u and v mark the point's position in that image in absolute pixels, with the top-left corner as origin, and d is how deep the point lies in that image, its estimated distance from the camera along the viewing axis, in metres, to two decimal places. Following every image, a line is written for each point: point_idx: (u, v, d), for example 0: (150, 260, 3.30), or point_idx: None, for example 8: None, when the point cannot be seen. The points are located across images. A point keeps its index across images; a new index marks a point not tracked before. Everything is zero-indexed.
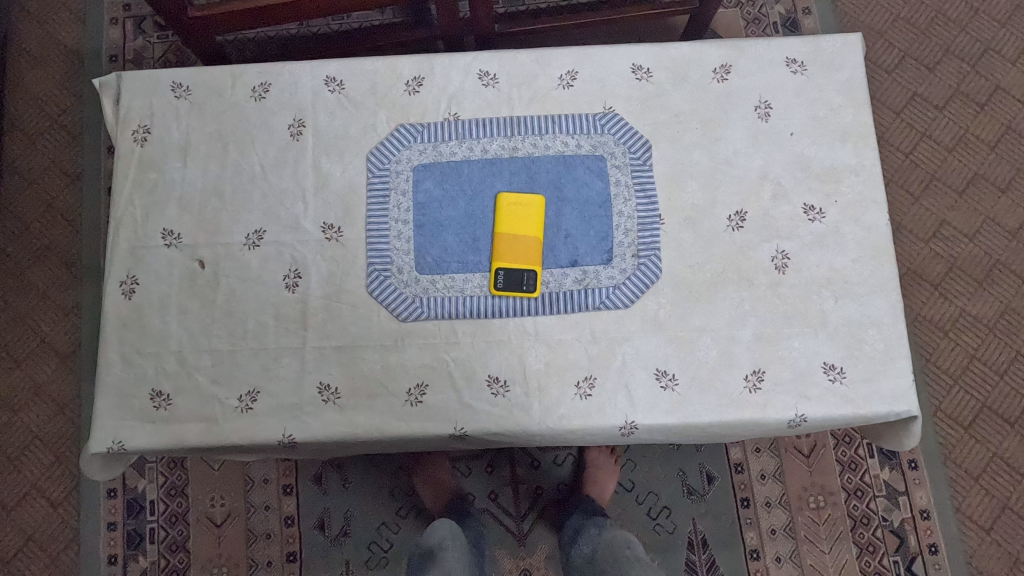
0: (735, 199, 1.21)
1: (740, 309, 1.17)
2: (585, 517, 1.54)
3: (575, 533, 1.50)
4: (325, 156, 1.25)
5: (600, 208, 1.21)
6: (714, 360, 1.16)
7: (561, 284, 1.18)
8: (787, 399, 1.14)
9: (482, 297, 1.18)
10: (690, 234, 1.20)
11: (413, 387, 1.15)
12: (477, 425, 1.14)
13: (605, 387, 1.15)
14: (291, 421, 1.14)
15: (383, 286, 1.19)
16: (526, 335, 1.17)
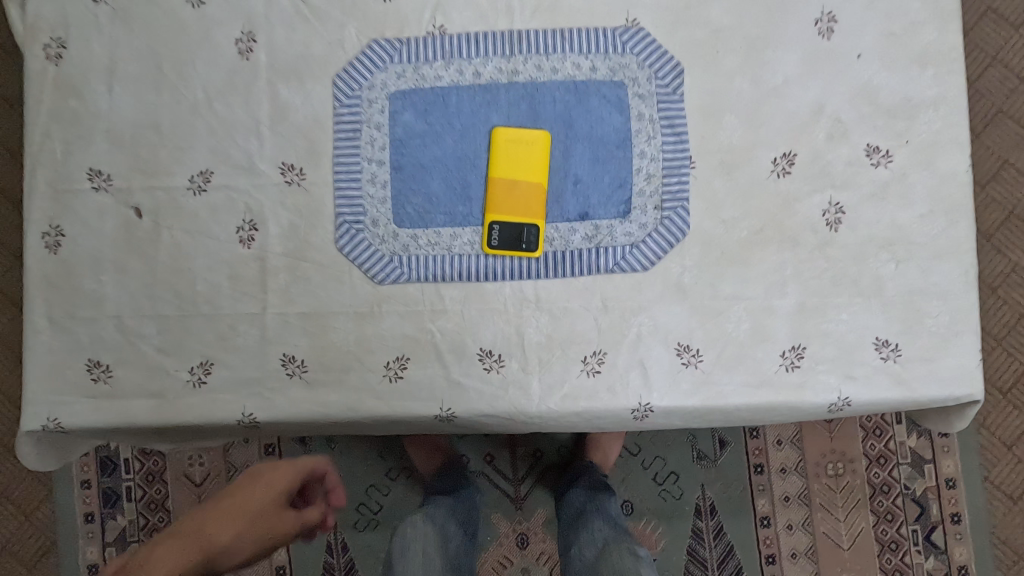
0: (784, 140, 0.99)
1: (781, 274, 0.98)
2: (589, 494, 1.34)
3: (578, 513, 1.31)
4: (282, 80, 1.01)
5: (618, 149, 1.00)
6: (746, 334, 0.98)
7: (568, 241, 0.99)
8: (829, 380, 0.97)
9: (474, 256, 0.99)
10: (726, 182, 0.99)
11: (392, 361, 0.99)
12: (467, 406, 0.98)
13: (617, 364, 0.98)
14: (253, 399, 0.99)
15: (356, 242, 1.00)
16: (526, 304, 0.99)
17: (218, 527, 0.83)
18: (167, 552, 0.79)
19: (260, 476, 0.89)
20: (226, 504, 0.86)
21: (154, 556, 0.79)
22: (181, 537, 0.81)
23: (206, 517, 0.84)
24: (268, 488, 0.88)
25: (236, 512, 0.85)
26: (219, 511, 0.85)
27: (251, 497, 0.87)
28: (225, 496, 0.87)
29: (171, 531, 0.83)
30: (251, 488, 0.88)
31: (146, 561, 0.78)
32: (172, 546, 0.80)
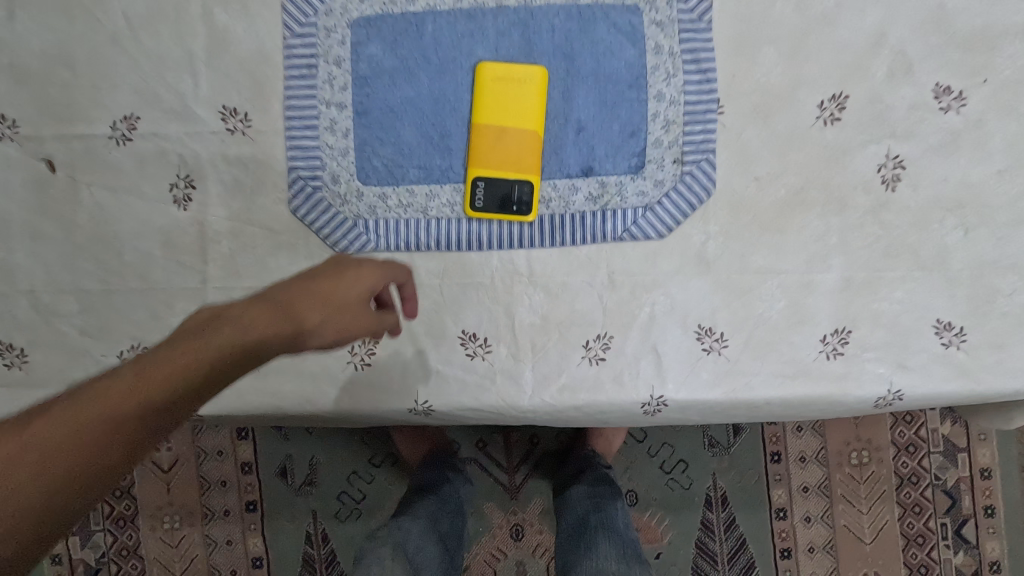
0: (835, 78, 0.81)
1: (824, 244, 0.81)
2: (595, 508, 1.14)
3: (580, 529, 1.11)
4: (220, 3, 0.83)
5: (630, 89, 0.81)
6: (780, 315, 0.82)
7: (568, 203, 0.82)
8: (878, 370, 0.81)
9: (454, 221, 0.82)
10: (762, 131, 0.81)
11: (358, 345, 0.83)
12: (446, 399, 0.83)
13: (624, 350, 0.82)
14: None
15: (312, 203, 0.83)
16: (516, 278, 0.83)
17: (310, 310, 0.62)
18: (250, 320, 0.59)
19: (356, 266, 0.67)
20: (318, 285, 0.64)
21: (232, 321, 0.58)
22: (262, 312, 0.60)
23: (293, 292, 0.63)
24: (363, 279, 0.66)
25: (329, 296, 0.64)
26: (308, 288, 0.63)
27: (345, 284, 0.65)
28: (317, 275, 0.65)
29: (250, 298, 0.62)
30: (343, 273, 0.66)
31: (222, 326, 0.57)
32: (254, 313, 0.59)
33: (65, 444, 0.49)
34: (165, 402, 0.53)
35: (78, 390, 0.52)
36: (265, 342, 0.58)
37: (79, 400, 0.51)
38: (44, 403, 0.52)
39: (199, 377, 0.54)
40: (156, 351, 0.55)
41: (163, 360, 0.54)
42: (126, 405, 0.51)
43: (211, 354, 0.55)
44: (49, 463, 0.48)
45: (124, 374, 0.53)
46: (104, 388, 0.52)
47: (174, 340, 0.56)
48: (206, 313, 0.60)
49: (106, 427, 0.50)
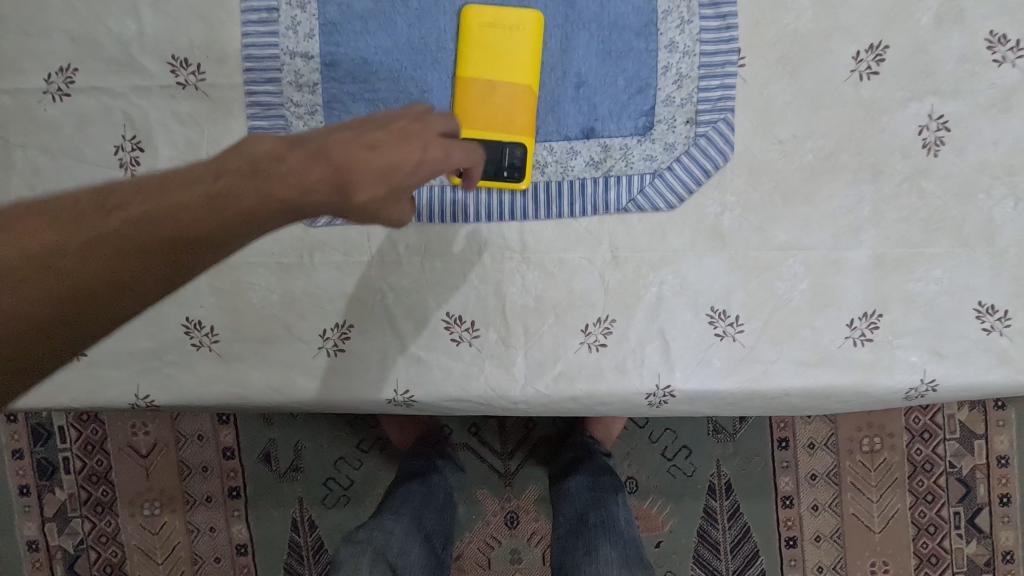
0: (872, 26, 0.71)
1: (854, 217, 0.72)
2: (592, 497, 1.07)
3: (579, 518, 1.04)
4: None
5: (637, 38, 0.71)
6: (803, 296, 0.73)
7: (565, 168, 0.73)
8: (911, 358, 0.73)
9: (437, 189, 0.73)
10: (787, 87, 0.71)
11: (331, 329, 0.74)
12: (430, 388, 0.74)
13: (627, 335, 0.74)
14: (147, 376, 0.75)
15: None
16: (507, 254, 0.74)
17: (364, 181, 0.52)
18: (303, 176, 0.50)
19: (427, 138, 0.57)
20: (381, 154, 0.53)
21: (285, 171, 0.50)
22: (317, 170, 0.51)
23: (354, 151, 0.53)
24: (432, 155, 0.56)
25: (390, 169, 0.54)
26: (367, 157, 0.52)
27: (411, 157, 0.55)
28: (384, 140, 0.55)
29: (307, 147, 0.52)
30: (409, 143, 0.55)
31: (278, 173, 0.50)
32: (309, 169, 0.50)
33: (112, 267, 0.45)
34: (210, 244, 0.48)
35: (125, 205, 0.47)
36: (310, 202, 0.50)
37: (130, 223, 0.46)
38: (88, 207, 0.46)
39: (247, 226, 0.49)
40: (206, 185, 0.48)
41: (214, 200, 0.48)
42: (172, 240, 0.47)
43: (261, 206, 0.49)
44: (91, 285, 0.44)
45: (172, 204, 0.47)
46: (154, 215, 0.46)
47: (228, 173, 0.49)
48: (264, 146, 0.51)
49: (153, 259, 0.46)
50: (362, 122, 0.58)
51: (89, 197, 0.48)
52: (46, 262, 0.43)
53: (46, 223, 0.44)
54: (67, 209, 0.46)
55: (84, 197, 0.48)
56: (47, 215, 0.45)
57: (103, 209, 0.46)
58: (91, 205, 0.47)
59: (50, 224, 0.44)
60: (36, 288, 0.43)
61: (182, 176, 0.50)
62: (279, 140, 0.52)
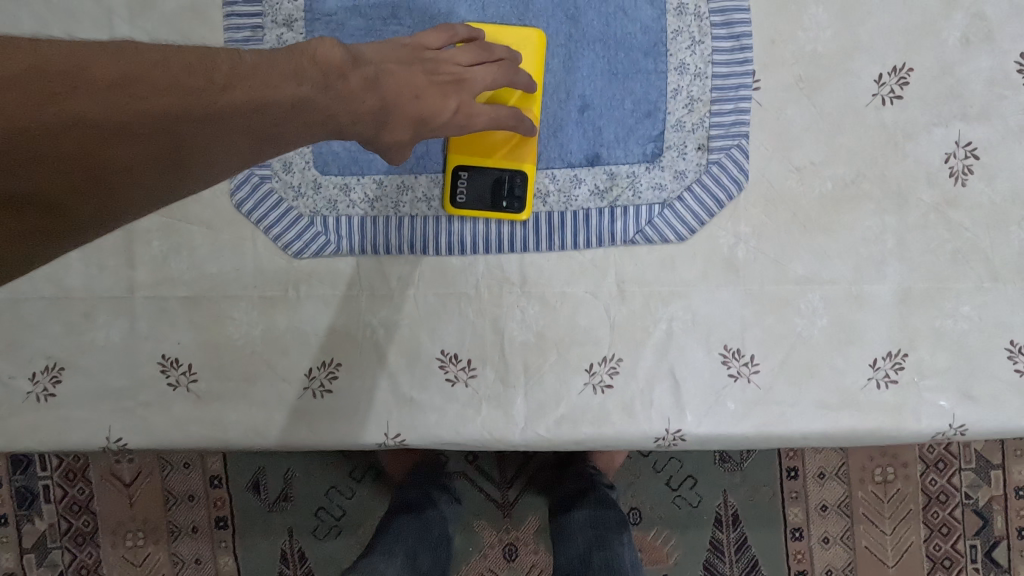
0: (895, 46, 0.66)
1: (878, 248, 0.67)
2: (592, 523, 1.01)
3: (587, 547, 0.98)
4: None
5: (645, 59, 0.67)
6: (824, 334, 0.68)
7: (569, 198, 0.68)
8: (939, 401, 0.68)
9: (432, 218, 0.68)
10: (805, 111, 0.67)
11: (317, 367, 0.69)
12: (424, 430, 0.69)
13: (634, 374, 0.69)
14: (118, 417, 0.69)
15: (259, 195, 0.68)
16: (507, 286, 0.69)
17: (394, 124, 0.54)
18: (360, 103, 0.50)
19: (463, 98, 0.58)
20: (421, 106, 0.55)
21: (346, 92, 0.50)
22: (372, 102, 0.51)
23: (398, 98, 0.53)
24: (464, 115, 0.58)
25: (424, 121, 0.56)
26: (412, 104, 0.54)
27: (444, 114, 0.56)
28: (426, 89, 0.55)
29: (365, 72, 0.51)
30: (447, 97, 0.57)
31: (345, 93, 0.50)
32: (365, 97, 0.51)
33: (202, 146, 0.43)
34: (279, 140, 0.48)
35: (225, 82, 0.43)
36: (352, 128, 0.52)
37: (233, 107, 0.43)
38: (187, 68, 0.42)
39: (308, 134, 0.49)
40: (294, 86, 0.46)
41: (300, 104, 0.46)
42: (257, 133, 0.45)
43: (326, 122, 0.49)
44: (181, 155, 0.43)
45: (267, 95, 0.44)
46: (254, 105, 0.44)
47: (311, 76, 0.47)
48: (336, 56, 0.49)
49: (238, 145, 0.45)
50: (409, 57, 0.56)
51: (181, 53, 0.42)
52: (154, 128, 0.40)
53: (151, 83, 0.40)
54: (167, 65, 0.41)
55: (174, 50, 0.42)
56: (149, 67, 0.40)
57: (204, 79, 0.42)
58: (190, 66, 0.42)
59: (156, 85, 0.40)
60: (138, 148, 0.41)
61: (266, 60, 0.46)
62: (348, 54, 0.50)
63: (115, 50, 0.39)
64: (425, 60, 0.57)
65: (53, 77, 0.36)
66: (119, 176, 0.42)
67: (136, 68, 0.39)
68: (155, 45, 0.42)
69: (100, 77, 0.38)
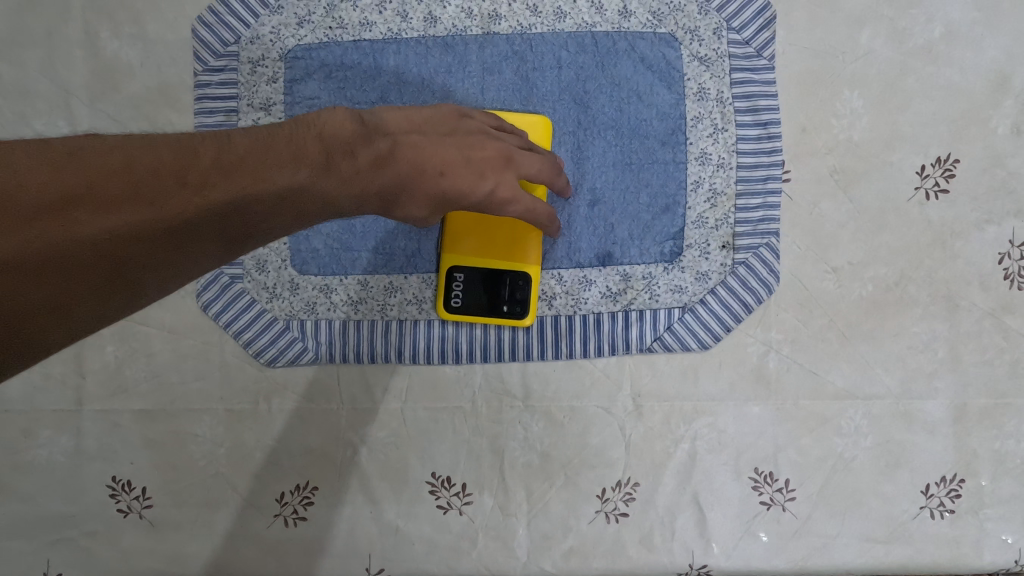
0: (939, 135, 0.60)
1: (928, 359, 0.60)
2: None
3: None
4: (108, 23, 0.61)
5: (663, 148, 0.60)
6: (868, 455, 0.60)
7: (577, 301, 0.60)
8: (1004, 535, 0.59)
9: (424, 323, 0.61)
10: (842, 207, 0.60)
11: (290, 492, 0.60)
12: (411, 564, 0.60)
13: (653, 501, 0.60)
14: (59, 548, 0.60)
15: (228, 299, 0.61)
16: (507, 400, 0.61)
17: (411, 204, 0.46)
18: (370, 184, 0.43)
19: (504, 177, 0.49)
20: (447, 185, 0.46)
21: (350, 173, 0.42)
22: (382, 182, 0.44)
23: (420, 178, 0.45)
24: (500, 196, 0.48)
25: (448, 202, 0.47)
26: (439, 183, 0.46)
27: (476, 194, 0.47)
28: (458, 165, 0.47)
29: (378, 147, 0.44)
30: (482, 177, 0.47)
31: (350, 172, 0.43)
32: (376, 177, 0.44)
33: (173, 258, 0.35)
34: (267, 235, 0.40)
35: (203, 179, 0.35)
36: (357, 210, 0.44)
37: (212, 210, 0.35)
38: (156, 170, 0.34)
39: (302, 224, 0.42)
40: (286, 173, 0.39)
41: (296, 193, 0.40)
42: (240, 232, 0.38)
43: (326, 208, 0.42)
44: (146, 276, 0.34)
45: (250, 188, 0.37)
46: (235, 203, 0.36)
47: (308, 158, 0.41)
48: (344, 131, 0.43)
49: (216, 249, 0.37)
50: (446, 127, 0.48)
51: (151, 150, 0.35)
52: (113, 250, 0.32)
53: (110, 194, 0.32)
54: (132, 170, 0.34)
55: (143, 147, 0.35)
56: (107, 176, 0.33)
57: (175, 179, 0.34)
58: (161, 166, 0.35)
59: (116, 195, 0.32)
60: (92, 276, 0.32)
61: (254, 145, 0.39)
62: (359, 126, 0.44)
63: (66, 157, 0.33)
64: (464, 131, 0.49)
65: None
66: (69, 316, 0.32)
67: (90, 179, 0.32)
68: (117, 145, 0.35)
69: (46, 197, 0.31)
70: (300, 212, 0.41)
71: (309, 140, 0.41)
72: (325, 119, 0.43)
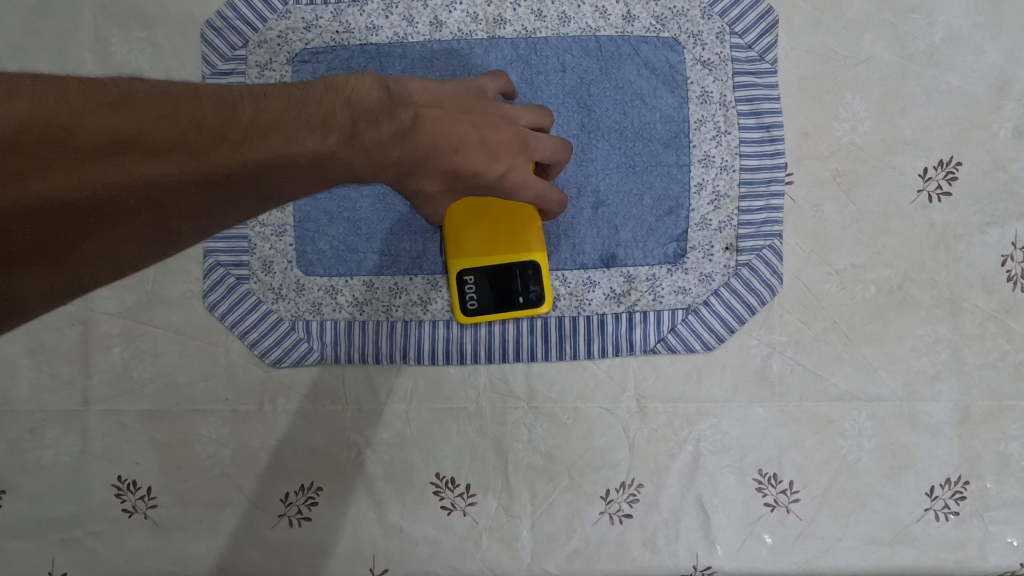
0: (941, 139, 0.60)
1: (932, 362, 0.60)
2: None
3: None
4: (118, 27, 0.62)
5: (667, 151, 0.60)
6: (872, 458, 0.60)
7: (582, 302, 0.61)
8: (1009, 537, 0.59)
9: (429, 324, 0.61)
10: (845, 210, 0.60)
11: (295, 493, 0.61)
12: (415, 566, 0.60)
13: (657, 503, 0.60)
14: (64, 549, 0.60)
15: (235, 299, 0.61)
16: (512, 401, 0.61)
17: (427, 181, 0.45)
18: (388, 156, 0.43)
19: (519, 161, 0.47)
20: (461, 164, 0.45)
21: (374, 144, 0.42)
22: (402, 155, 0.43)
23: (432, 155, 0.44)
24: (513, 180, 0.47)
25: (460, 182, 0.46)
26: (452, 162, 0.45)
27: (489, 175, 0.46)
28: (475, 145, 0.45)
29: (401, 119, 0.43)
30: (497, 159, 0.46)
31: (373, 142, 0.42)
32: (395, 150, 0.43)
33: (205, 210, 0.36)
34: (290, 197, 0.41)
35: (240, 138, 0.35)
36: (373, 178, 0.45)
37: (246, 169, 0.35)
38: (196, 122, 0.34)
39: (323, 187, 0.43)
40: (317, 137, 0.39)
41: (324, 158, 0.39)
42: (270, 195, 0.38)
43: (348, 174, 0.42)
44: (178, 221, 0.36)
45: (283, 154, 0.37)
46: (268, 164, 0.36)
47: (338, 124, 0.40)
48: (371, 98, 0.42)
49: (246, 206, 0.38)
50: (467, 106, 0.47)
51: (194, 101, 0.35)
52: (154, 198, 0.33)
53: (157, 144, 0.32)
54: (174, 120, 0.33)
55: (185, 98, 0.35)
56: (154, 123, 0.33)
57: (216, 136, 0.34)
58: (200, 118, 0.34)
59: (162, 146, 0.33)
60: (133, 219, 0.34)
61: (287, 105, 0.39)
62: (386, 96, 0.43)
63: (112, 99, 0.32)
64: (485, 110, 0.47)
65: (31, 148, 0.29)
66: (110, 254, 0.34)
67: (138, 127, 0.32)
68: (164, 94, 0.34)
69: (96, 140, 0.31)
70: (324, 176, 0.41)
71: (337, 104, 0.41)
72: (352, 82, 0.42)
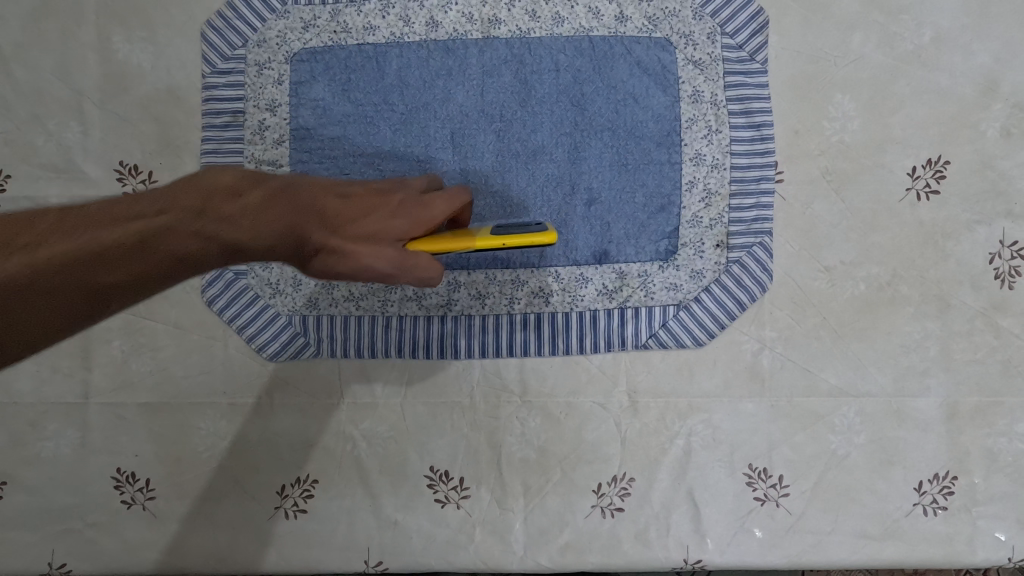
0: (930, 138, 0.61)
1: (920, 358, 0.60)
2: None
3: None
4: (120, 27, 0.63)
5: (658, 149, 0.61)
6: (861, 453, 0.60)
7: (574, 298, 0.61)
8: (997, 532, 0.59)
9: (424, 319, 0.62)
10: (834, 207, 0.61)
11: (292, 485, 0.61)
12: (409, 558, 0.61)
13: (649, 497, 0.60)
14: (64, 540, 0.61)
15: (232, 293, 0.62)
16: (505, 396, 0.62)
17: (314, 228, 0.46)
18: (259, 220, 0.45)
19: (404, 194, 0.50)
20: (340, 209, 0.48)
21: (233, 210, 0.45)
22: (274, 216, 0.45)
23: (303, 206, 0.47)
24: (403, 205, 0.49)
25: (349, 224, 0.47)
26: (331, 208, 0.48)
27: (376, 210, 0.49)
28: (348, 195, 0.49)
29: (267, 187, 0.47)
30: (381, 198, 0.50)
31: (231, 211, 0.45)
32: (264, 215, 0.45)
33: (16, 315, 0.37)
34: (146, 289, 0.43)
35: (40, 240, 0.39)
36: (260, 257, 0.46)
37: (45, 264, 0.38)
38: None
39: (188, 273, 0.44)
40: (144, 220, 0.42)
41: (153, 237, 0.42)
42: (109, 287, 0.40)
43: (202, 248, 0.43)
44: None
45: (98, 239, 0.40)
46: (74, 253, 0.39)
47: (177, 207, 0.43)
48: (227, 180, 0.46)
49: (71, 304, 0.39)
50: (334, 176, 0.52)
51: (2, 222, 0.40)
52: None
53: None
54: None
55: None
56: None
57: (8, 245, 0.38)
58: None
59: None
60: None
61: (115, 207, 0.43)
62: (244, 176, 0.47)
63: None
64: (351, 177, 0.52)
65: None
66: None
67: None
68: None
69: None
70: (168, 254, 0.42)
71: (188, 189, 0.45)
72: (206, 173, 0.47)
